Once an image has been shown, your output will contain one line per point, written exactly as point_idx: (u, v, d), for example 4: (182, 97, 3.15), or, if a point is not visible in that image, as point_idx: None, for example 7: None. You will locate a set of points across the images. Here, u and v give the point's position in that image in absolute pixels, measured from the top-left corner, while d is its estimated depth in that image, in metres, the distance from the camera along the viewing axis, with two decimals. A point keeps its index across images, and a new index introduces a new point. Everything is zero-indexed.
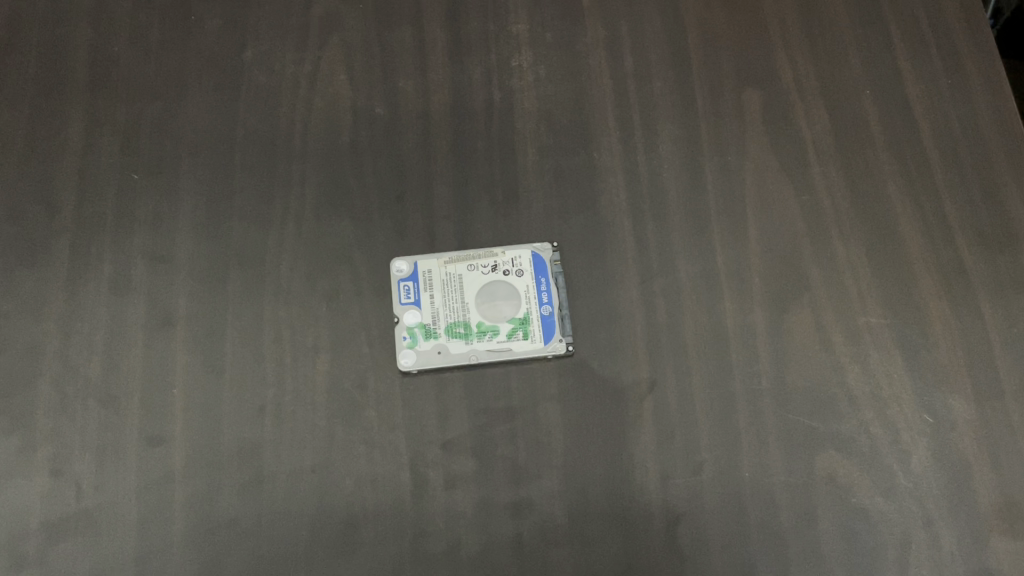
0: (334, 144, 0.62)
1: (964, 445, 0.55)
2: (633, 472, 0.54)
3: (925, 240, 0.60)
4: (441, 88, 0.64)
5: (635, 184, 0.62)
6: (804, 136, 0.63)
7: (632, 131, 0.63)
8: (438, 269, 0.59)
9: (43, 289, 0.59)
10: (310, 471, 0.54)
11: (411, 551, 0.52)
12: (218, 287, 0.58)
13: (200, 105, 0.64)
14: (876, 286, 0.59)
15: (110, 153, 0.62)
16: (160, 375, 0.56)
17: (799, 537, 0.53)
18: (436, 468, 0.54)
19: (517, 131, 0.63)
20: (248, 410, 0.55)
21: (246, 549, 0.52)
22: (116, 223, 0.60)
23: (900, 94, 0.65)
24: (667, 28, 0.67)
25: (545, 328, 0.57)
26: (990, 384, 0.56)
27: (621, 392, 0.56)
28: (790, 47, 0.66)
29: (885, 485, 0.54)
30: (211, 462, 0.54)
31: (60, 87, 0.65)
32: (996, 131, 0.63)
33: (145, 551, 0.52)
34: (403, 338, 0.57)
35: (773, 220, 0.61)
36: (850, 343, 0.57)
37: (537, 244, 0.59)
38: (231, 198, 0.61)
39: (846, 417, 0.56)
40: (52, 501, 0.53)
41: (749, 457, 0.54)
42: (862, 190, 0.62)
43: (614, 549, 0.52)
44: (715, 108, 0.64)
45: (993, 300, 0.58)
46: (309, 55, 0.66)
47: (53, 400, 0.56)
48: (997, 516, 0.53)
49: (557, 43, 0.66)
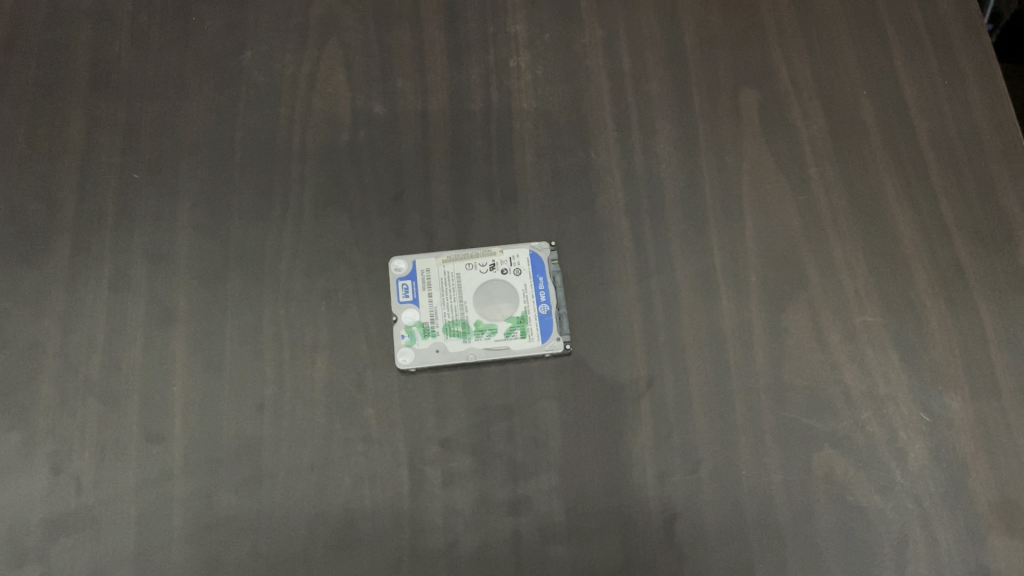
0: (333, 144, 0.63)
1: (961, 443, 0.55)
2: (631, 470, 0.54)
3: (921, 239, 0.60)
4: (440, 89, 0.65)
5: (633, 184, 0.62)
6: (801, 135, 0.64)
7: (630, 131, 0.64)
8: (437, 268, 0.59)
9: (42, 288, 0.59)
10: (310, 469, 0.54)
11: (410, 548, 0.52)
12: (218, 286, 0.59)
13: (199, 104, 0.64)
14: (873, 285, 0.59)
15: (110, 152, 0.63)
16: (159, 373, 0.56)
17: (796, 535, 0.53)
18: (434, 466, 0.54)
19: (516, 131, 0.64)
20: (247, 409, 0.55)
21: (244, 547, 0.52)
22: (116, 222, 0.61)
23: (897, 95, 0.65)
24: (665, 29, 0.67)
25: (543, 327, 0.57)
26: (986, 382, 0.56)
27: (619, 390, 0.56)
28: (787, 48, 0.67)
29: (882, 482, 0.54)
30: (210, 461, 0.54)
31: (60, 87, 0.65)
32: (992, 132, 0.64)
33: (145, 550, 0.52)
34: (402, 337, 0.57)
35: (770, 220, 0.61)
36: (848, 341, 0.58)
37: (535, 244, 0.60)
38: (230, 197, 0.61)
39: (843, 415, 0.56)
40: (50, 499, 0.54)
41: (746, 455, 0.55)
42: (858, 190, 0.62)
43: (612, 547, 0.53)
44: (712, 107, 0.65)
45: (989, 299, 0.59)
46: (308, 55, 0.66)
47: (53, 398, 0.56)
48: (994, 514, 0.53)
49: (555, 44, 0.67)
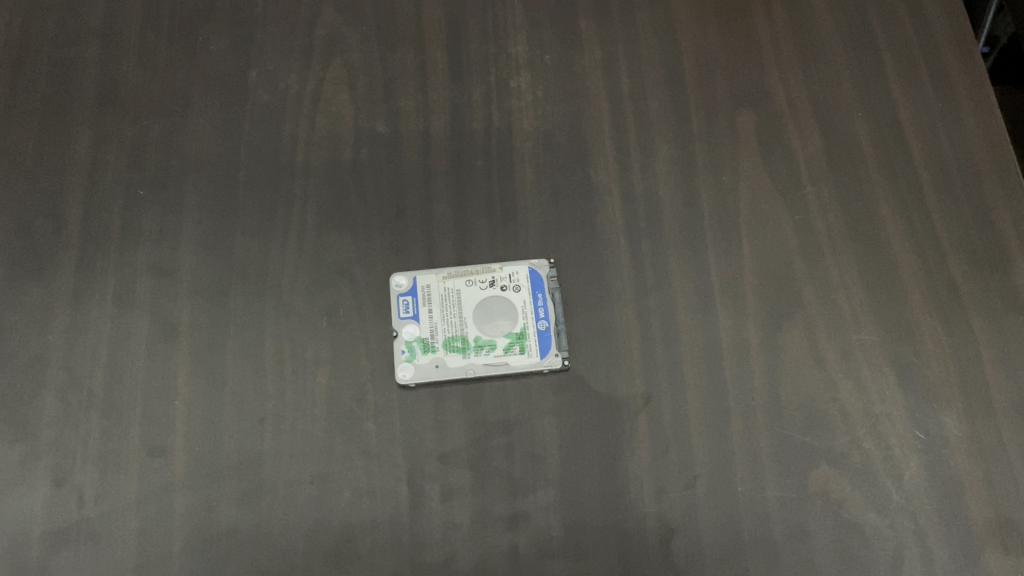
0: (336, 161, 0.64)
1: (956, 460, 0.56)
2: (629, 486, 0.55)
3: (916, 258, 0.61)
4: (442, 108, 0.66)
5: (632, 203, 0.63)
6: (797, 155, 0.65)
7: (630, 150, 0.65)
8: (437, 284, 0.60)
9: (47, 303, 0.60)
10: (310, 483, 0.55)
11: (408, 562, 0.53)
12: (220, 301, 0.59)
13: (206, 121, 0.65)
14: (868, 303, 0.60)
15: (116, 168, 0.64)
16: (161, 388, 0.57)
17: (793, 550, 0.53)
18: (433, 480, 0.55)
19: (516, 150, 0.65)
20: (248, 422, 0.56)
21: (243, 561, 0.53)
22: (121, 238, 0.62)
23: (892, 118, 0.66)
24: (664, 51, 0.69)
25: (542, 343, 0.58)
26: (981, 399, 0.57)
27: (618, 407, 0.57)
28: (784, 71, 0.68)
29: (877, 499, 0.55)
30: (211, 474, 0.55)
31: (68, 103, 0.66)
32: (986, 154, 0.65)
33: (144, 561, 0.53)
34: (402, 352, 0.58)
35: (766, 237, 0.62)
36: (843, 359, 0.58)
37: (534, 260, 0.60)
38: (234, 213, 0.62)
39: (840, 432, 0.56)
40: (51, 511, 0.54)
41: (743, 470, 0.55)
42: (854, 210, 0.63)
43: (609, 563, 0.53)
44: (710, 128, 0.66)
45: (983, 318, 0.59)
46: (313, 74, 0.67)
47: (56, 412, 0.56)
48: (989, 532, 0.54)
49: (555, 64, 0.68)
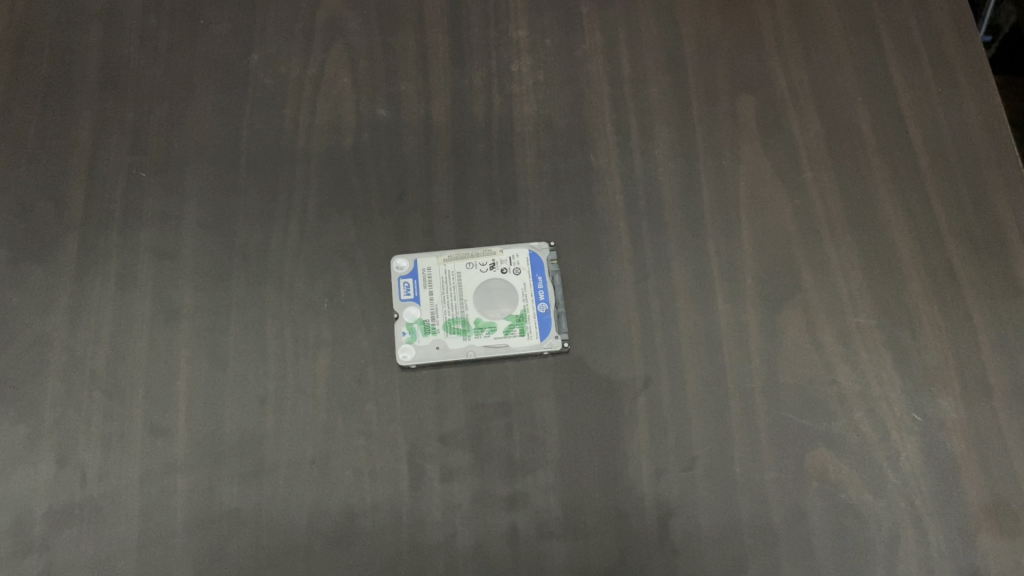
0: (337, 145, 0.64)
1: (952, 443, 0.56)
2: (628, 467, 0.55)
3: (914, 243, 0.61)
4: (443, 92, 0.66)
5: (632, 187, 0.63)
6: (797, 140, 0.65)
7: (630, 135, 0.65)
8: (437, 267, 0.60)
9: (49, 285, 0.60)
10: (311, 464, 0.55)
11: (409, 542, 0.53)
12: (222, 283, 0.60)
13: (207, 104, 0.66)
14: (867, 287, 0.60)
15: (118, 150, 0.64)
16: (164, 369, 0.57)
17: (790, 531, 0.54)
18: (434, 461, 0.55)
19: (516, 134, 0.65)
20: (250, 403, 0.56)
21: (245, 539, 0.53)
22: (123, 220, 0.62)
23: (892, 103, 0.66)
24: (665, 35, 0.69)
25: (542, 325, 0.58)
26: (977, 383, 0.57)
27: (617, 390, 0.57)
28: (785, 57, 0.68)
29: (874, 481, 0.55)
30: (213, 454, 0.55)
31: (69, 86, 0.66)
32: (985, 139, 0.65)
33: (147, 540, 0.53)
34: (402, 334, 0.58)
35: (765, 222, 0.62)
36: (841, 343, 0.59)
37: (534, 243, 0.61)
38: (235, 196, 0.62)
39: (837, 415, 0.57)
40: (55, 490, 0.55)
41: (741, 452, 0.56)
42: (854, 195, 0.63)
43: (607, 542, 0.53)
44: (711, 113, 0.66)
45: (980, 302, 0.60)
46: (314, 58, 0.67)
47: (58, 392, 0.57)
48: (984, 514, 0.54)
49: (557, 49, 0.68)
